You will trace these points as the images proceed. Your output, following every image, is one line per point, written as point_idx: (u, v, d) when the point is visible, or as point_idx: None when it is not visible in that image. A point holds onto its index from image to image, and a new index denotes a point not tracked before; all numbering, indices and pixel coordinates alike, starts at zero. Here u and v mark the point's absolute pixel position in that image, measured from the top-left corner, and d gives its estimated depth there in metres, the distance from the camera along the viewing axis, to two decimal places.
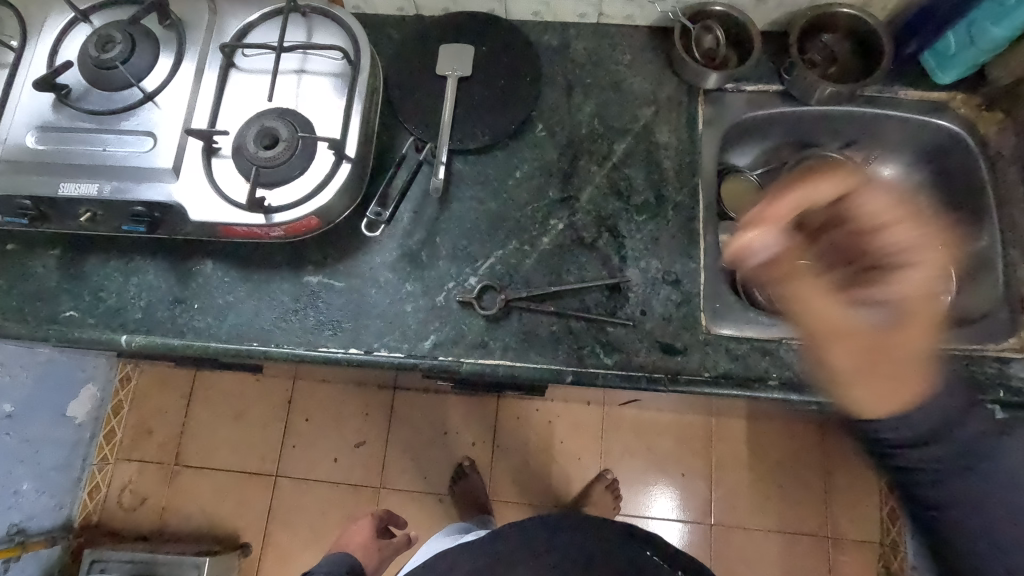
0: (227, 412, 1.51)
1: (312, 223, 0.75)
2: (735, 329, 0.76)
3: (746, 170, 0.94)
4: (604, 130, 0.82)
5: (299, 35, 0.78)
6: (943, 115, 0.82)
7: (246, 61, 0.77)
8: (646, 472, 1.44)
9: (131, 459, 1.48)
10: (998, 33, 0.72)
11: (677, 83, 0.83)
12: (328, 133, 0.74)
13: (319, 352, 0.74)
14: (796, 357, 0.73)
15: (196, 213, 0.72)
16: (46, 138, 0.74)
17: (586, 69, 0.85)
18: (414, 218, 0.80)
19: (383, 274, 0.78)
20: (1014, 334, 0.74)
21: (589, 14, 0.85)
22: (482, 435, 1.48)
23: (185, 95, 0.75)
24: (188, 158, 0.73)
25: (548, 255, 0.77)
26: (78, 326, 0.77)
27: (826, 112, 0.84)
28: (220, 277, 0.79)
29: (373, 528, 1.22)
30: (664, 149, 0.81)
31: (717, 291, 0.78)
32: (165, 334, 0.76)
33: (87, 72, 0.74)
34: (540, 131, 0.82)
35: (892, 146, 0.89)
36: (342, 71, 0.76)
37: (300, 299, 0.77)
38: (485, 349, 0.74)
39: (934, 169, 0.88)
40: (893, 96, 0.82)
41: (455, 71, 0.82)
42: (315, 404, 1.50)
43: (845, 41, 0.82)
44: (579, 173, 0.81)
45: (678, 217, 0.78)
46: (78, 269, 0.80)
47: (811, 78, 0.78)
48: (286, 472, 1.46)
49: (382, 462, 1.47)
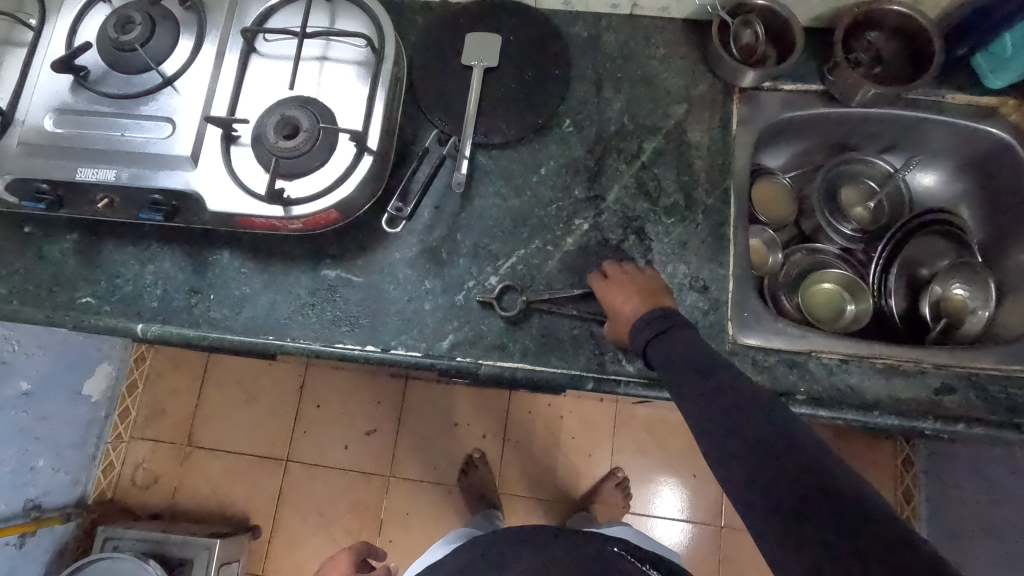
0: (240, 395, 1.51)
1: (331, 216, 0.73)
2: (763, 339, 0.72)
3: (778, 172, 0.91)
4: (634, 127, 0.79)
5: (322, 21, 0.76)
6: (993, 121, 0.77)
7: (267, 46, 0.75)
8: (657, 471, 1.43)
9: (144, 438, 1.50)
10: None
11: (711, 80, 0.80)
12: (350, 124, 0.72)
13: (335, 348, 0.73)
14: (826, 371, 0.70)
15: (215, 203, 0.70)
16: (64, 121, 0.73)
17: (617, 63, 0.82)
18: (435, 213, 0.78)
19: (402, 270, 0.76)
20: None
21: (622, 5, 0.82)
22: (492, 428, 1.47)
23: (205, 80, 0.72)
24: (206, 145, 0.71)
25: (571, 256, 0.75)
26: (95, 313, 0.76)
27: (867, 114, 0.81)
28: (237, 268, 0.77)
29: (351, 564, 1.21)
30: (696, 149, 0.78)
31: (746, 300, 0.74)
32: (182, 324, 0.75)
33: (107, 55, 0.72)
34: (567, 126, 0.80)
35: (934, 151, 0.85)
36: (366, 59, 0.74)
37: (317, 293, 0.76)
38: (504, 351, 0.73)
39: (977, 178, 0.84)
40: (938, 99, 0.78)
41: (481, 61, 0.79)
42: (326, 391, 1.50)
43: (892, 40, 0.79)
44: (607, 172, 0.78)
45: (707, 220, 0.75)
46: (95, 254, 0.79)
47: (855, 78, 0.74)
48: (296, 458, 1.47)
49: (391, 451, 1.46)
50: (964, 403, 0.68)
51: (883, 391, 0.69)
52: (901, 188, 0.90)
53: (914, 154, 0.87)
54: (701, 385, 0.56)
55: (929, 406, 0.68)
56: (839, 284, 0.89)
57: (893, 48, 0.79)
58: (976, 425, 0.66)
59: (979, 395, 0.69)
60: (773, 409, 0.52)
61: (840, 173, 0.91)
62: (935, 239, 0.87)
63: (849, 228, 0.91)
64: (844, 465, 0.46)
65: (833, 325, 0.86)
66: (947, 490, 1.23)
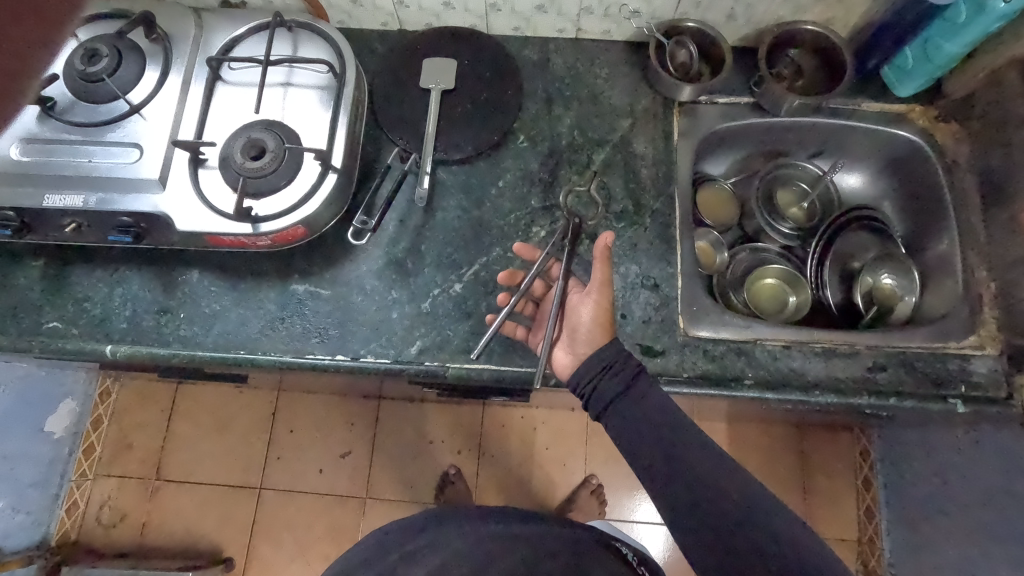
0: (209, 424, 1.49)
1: (298, 233, 0.76)
2: (713, 330, 0.77)
3: (720, 178, 0.98)
4: (583, 141, 0.85)
5: (285, 49, 0.80)
6: (902, 126, 0.86)
7: (233, 74, 0.79)
8: (630, 478, 1.46)
9: (109, 474, 1.45)
10: (951, 49, 0.76)
11: (653, 96, 0.87)
12: (314, 143, 0.76)
13: (306, 360, 0.75)
14: (770, 358, 0.75)
15: (184, 223, 0.73)
16: (31, 150, 0.74)
17: (565, 83, 0.88)
18: (400, 226, 0.81)
19: (369, 282, 0.79)
20: (973, 332, 0.77)
21: (568, 29, 0.89)
22: (466, 444, 1.48)
23: (172, 107, 0.76)
24: (174, 169, 0.74)
25: (526, 260, 0.80)
26: (62, 337, 0.77)
27: (795, 123, 0.88)
28: (206, 286, 0.79)
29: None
30: (641, 159, 0.84)
31: (694, 295, 0.79)
32: (152, 343, 0.77)
33: (73, 86, 0.75)
34: (521, 141, 0.85)
35: (856, 155, 0.94)
36: (328, 83, 0.78)
37: (287, 308, 0.78)
38: (470, 354, 0.76)
39: (896, 177, 0.93)
40: (855, 108, 0.86)
41: (438, 83, 0.84)
42: (298, 415, 1.50)
43: (811, 56, 0.87)
44: (560, 182, 0.83)
45: (655, 223, 0.81)
46: (62, 280, 0.80)
47: (779, 91, 0.81)
48: (270, 484, 1.45)
49: (367, 472, 1.46)
50: (896, 379, 0.74)
51: (823, 372, 0.75)
52: (831, 189, 0.98)
53: (840, 158, 0.95)
54: (643, 402, 0.66)
55: (864, 384, 0.74)
56: (780, 279, 0.97)
57: (812, 63, 0.88)
58: (905, 398, 0.73)
59: (908, 371, 0.75)
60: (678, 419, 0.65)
61: (775, 178, 0.99)
62: (862, 233, 0.96)
63: (787, 227, 0.99)
64: (725, 473, 0.62)
65: (778, 316, 0.94)
66: (898, 474, 1.27)
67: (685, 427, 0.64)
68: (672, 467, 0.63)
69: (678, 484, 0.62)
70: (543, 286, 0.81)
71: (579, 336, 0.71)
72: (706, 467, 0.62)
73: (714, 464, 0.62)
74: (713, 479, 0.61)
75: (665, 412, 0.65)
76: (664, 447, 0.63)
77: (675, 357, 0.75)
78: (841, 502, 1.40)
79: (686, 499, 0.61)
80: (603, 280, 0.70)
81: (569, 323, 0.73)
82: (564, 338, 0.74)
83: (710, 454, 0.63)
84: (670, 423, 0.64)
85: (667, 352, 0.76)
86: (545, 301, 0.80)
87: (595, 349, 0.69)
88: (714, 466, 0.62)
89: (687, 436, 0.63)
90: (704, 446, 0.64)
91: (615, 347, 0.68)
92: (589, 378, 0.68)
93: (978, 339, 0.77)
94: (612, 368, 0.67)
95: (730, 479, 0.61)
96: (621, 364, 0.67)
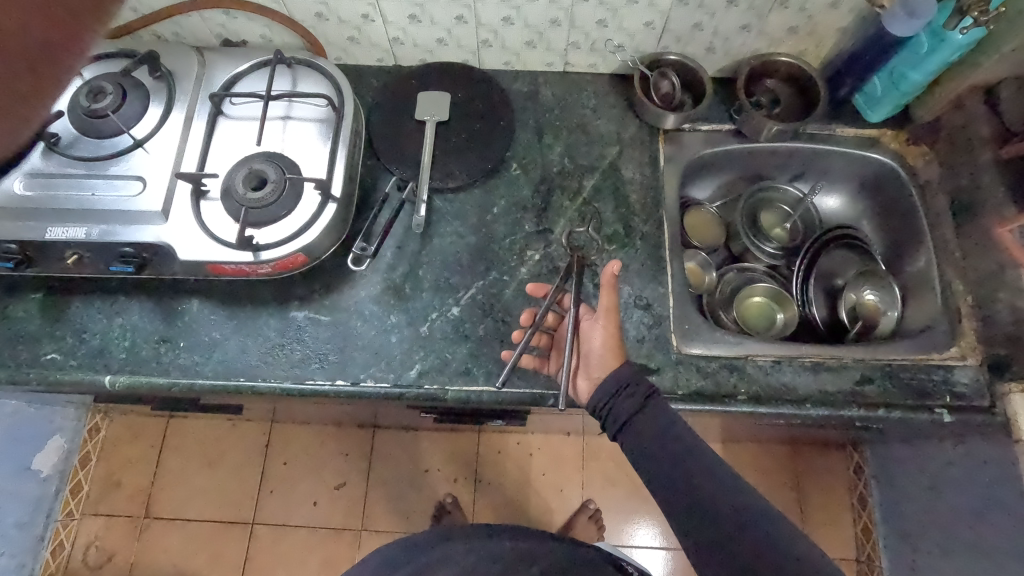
0: (200, 458, 1.47)
1: (298, 260, 0.77)
2: (705, 348, 0.79)
3: (705, 202, 1.02)
4: (573, 168, 0.88)
5: (285, 85, 0.83)
6: (875, 150, 0.90)
7: (234, 109, 0.82)
8: (628, 503, 1.45)
9: (97, 513, 1.43)
10: (916, 78, 0.80)
11: (639, 124, 0.91)
12: (313, 174, 0.78)
13: (306, 386, 0.76)
14: (762, 373, 0.77)
15: (186, 252, 0.74)
16: (35, 184, 0.75)
17: (555, 113, 0.92)
18: (397, 252, 0.84)
19: (368, 307, 0.81)
20: (954, 344, 0.80)
21: (556, 63, 0.93)
22: (463, 472, 1.47)
23: (174, 140, 0.78)
24: (176, 201, 0.75)
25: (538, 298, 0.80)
26: (60, 368, 0.77)
27: (774, 148, 0.93)
28: (206, 315, 0.80)
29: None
30: (630, 184, 0.87)
31: (686, 314, 0.81)
32: (151, 372, 0.77)
33: (78, 122, 0.77)
34: (514, 169, 0.88)
35: (834, 177, 0.98)
36: (327, 117, 0.81)
37: (286, 334, 0.79)
38: (468, 376, 0.77)
39: (872, 197, 0.97)
40: (830, 132, 0.91)
41: (433, 115, 0.87)
42: (292, 447, 1.48)
43: (786, 85, 0.92)
44: (553, 208, 0.86)
45: (645, 245, 0.84)
46: (61, 311, 0.80)
47: (758, 117, 0.85)
48: (263, 519, 1.43)
49: (363, 503, 1.44)
50: (884, 391, 0.76)
51: (813, 385, 0.77)
52: (812, 211, 1.03)
53: (818, 180, 1.00)
54: (643, 419, 0.67)
55: (853, 396, 0.76)
56: (768, 297, 1.00)
57: (787, 92, 0.92)
58: (894, 409, 0.75)
59: (895, 383, 0.77)
60: (685, 432, 0.66)
61: (760, 200, 1.03)
62: (843, 252, 1.00)
63: (772, 247, 1.02)
64: (724, 484, 0.62)
65: (766, 332, 0.97)
66: (891, 490, 1.28)
67: (689, 437, 0.65)
68: (674, 480, 0.63)
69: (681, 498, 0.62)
70: (556, 317, 0.80)
71: (592, 360, 0.72)
72: (708, 482, 0.62)
73: (716, 478, 0.62)
74: (715, 494, 0.61)
75: (668, 429, 0.66)
76: (665, 462, 0.64)
77: (669, 374, 0.77)
78: (837, 520, 1.41)
79: (689, 512, 0.62)
80: (609, 307, 0.71)
81: (582, 351, 0.74)
82: (581, 367, 0.74)
83: (711, 465, 0.63)
84: (673, 437, 0.65)
85: (662, 369, 0.77)
86: (560, 330, 0.79)
87: (607, 374, 0.70)
88: (713, 479, 0.62)
89: (690, 449, 0.64)
90: (704, 461, 0.64)
91: (625, 369, 0.69)
92: (604, 403, 0.69)
93: (959, 350, 0.79)
94: (624, 390, 0.68)
95: (730, 487, 0.62)
96: (633, 387, 0.68)
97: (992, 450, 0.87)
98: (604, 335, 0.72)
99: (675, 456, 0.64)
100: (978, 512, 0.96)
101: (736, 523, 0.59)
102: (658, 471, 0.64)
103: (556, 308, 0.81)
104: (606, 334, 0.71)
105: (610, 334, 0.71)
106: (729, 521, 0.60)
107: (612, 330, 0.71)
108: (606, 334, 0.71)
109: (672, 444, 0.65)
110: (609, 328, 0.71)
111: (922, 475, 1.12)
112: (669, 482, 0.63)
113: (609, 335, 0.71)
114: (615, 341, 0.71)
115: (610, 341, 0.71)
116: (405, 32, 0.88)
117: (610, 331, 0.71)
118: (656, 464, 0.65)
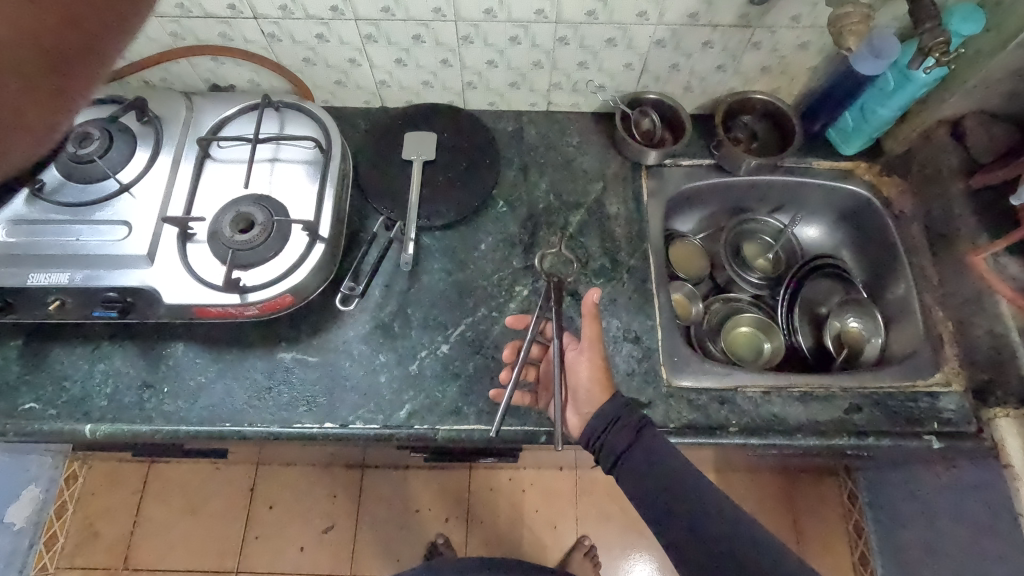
0: (182, 505, 1.43)
1: (286, 301, 0.77)
2: (694, 379, 0.79)
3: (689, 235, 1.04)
4: (559, 204, 0.90)
5: (273, 127, 0.84)
6: (849, 182, 0.94)
7: (222, 152, 0.83)
8: (623, 538, 1.43)
9: (73, 567, 1.37)
10: (885, 113, 0.84)
11: (622, 161, 0.93)
12: (301, 215, 0.78)
13: (294, 429, 0.75)
14: (752, 404, 0.78)
15: (172, 296, 0.73)
16: (17, 230, 0.74)
17: (540, 151, 0.94)
18: (386, 291, 0.84)
19: (357, 347, 0.80)
20: (939, 369, 0.81)
21: (539, 103, 0.96)
22: (454, 511, 1.44)
23: (161, 183, 0.78)
24: (163, 244, 0.75)
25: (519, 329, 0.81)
26: (38, 418, 0.75)
27: (754, 181, 0.95)
28: (192, 358, 0.79)
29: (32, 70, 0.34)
30: (615, 219, 0.89)
31: (675, 346, 0.82)
32: (133, 419, 0.75)
33: (63, 167, 0.76)
34: (501, 207, 0.90)
35: (811, 208, 1.01)
36: (314, 158, 0.82)
37: (273, 376, 0.78)
38: (459, 415, 0.76)
39: (850, 227, 1.00)
40: (806, 166, 0.94)
41: (420, 155, 0.88)
42: (278, 490, 1.44)
43: (762, 121, 0.95)
44: (540, 243, 0.87)
45: (632, 279, 0.85)
46: (41, 360, 0.79)
47: (737, 153, 0.88)
48: (248, 567, 1.38)
49: (352, 547, 1.40)
50: (872, 420, 0.77)
51: (803, 415, 0.77)
52: (793, 240, 1.05)
53: (797, 212, 1.02)
54: (639, 454, 0.66)
55: (842, 425, 0.77)
56: (754, 327, 1.01)
57: (764, 127, 0.95)
58: (883, 436, 0.75)
59: (882, 410, 0.78)
60: (682, 463, 0.65)
61: (741, 232, 1.05)
62: (826, 280, 1.01)
63: (756, 277, 1.04)
64: (727, 518, 0.61)
65: (754, 363, 0.98)
66: (884, 519, 1.27)
67: (687, 465, 0.65)
68: (672, 515, 0.62)
69: (681, 533, 0.61)
70: (541, 348, 0.82)
71: (581, 395, 0.72)
72: (706, 516, 0.61)
73: (715, 512, 0.61)
74: (715, 529, 0.60)
75: (664, 464, 0.65)
76: (664, 495, 0.63)
77: (661, 407, 0.77)
78: (836, 551, 1.40)
79: (689, 547, 0.61)
80: (592, 337, 0.72)
81: (571, 385, 0.74)
82: (571, 400, 0.74)
83: (709, 500, 0.62)
84: (669, 469, 0.64)
85: (653, 402, 0.77)
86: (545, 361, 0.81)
87: (599, 406, 0.70)
88: (709, 516, 0.61)
89: (686, 482, 0.63)
90: (701, 495, 0.62)
91: (614, 402, 0.69)
92: (595, 437, 0.69)
93: (943, 376, 0.81)
94: (615, 423, 0.68)
95: (730, 520, 0.61)
96: (624, 420, 0.68)
97: (982, 474, 0.87)
98: (590, 367, 0.72)
99: (672, 489, 0.63)
100: (971, 536, 0.95)
101: (737, 559, 0.58)
102: (657, 506, 0.63)
103: (540, 339, 0.82)
104: (590, 365, 0.72)
105: (595, 366, 0.71)
106: (730, 557, 0.59)
107: (592, 361, 0.72)
108: (587, 367, 0.72)
109: (668, 477, 0.64)
110: (589, 359, 0.72)
111: (915, 500, 1.12)
112: (666, 518, 0.63)
113: (591, 369, 0.71)
114: (597, 372, 0.71)
115: (595, 373, 0.71)
116: (391, 75, 0.90)
117: (592, 363, 0.71)
118: (653, 498, 0.64)
